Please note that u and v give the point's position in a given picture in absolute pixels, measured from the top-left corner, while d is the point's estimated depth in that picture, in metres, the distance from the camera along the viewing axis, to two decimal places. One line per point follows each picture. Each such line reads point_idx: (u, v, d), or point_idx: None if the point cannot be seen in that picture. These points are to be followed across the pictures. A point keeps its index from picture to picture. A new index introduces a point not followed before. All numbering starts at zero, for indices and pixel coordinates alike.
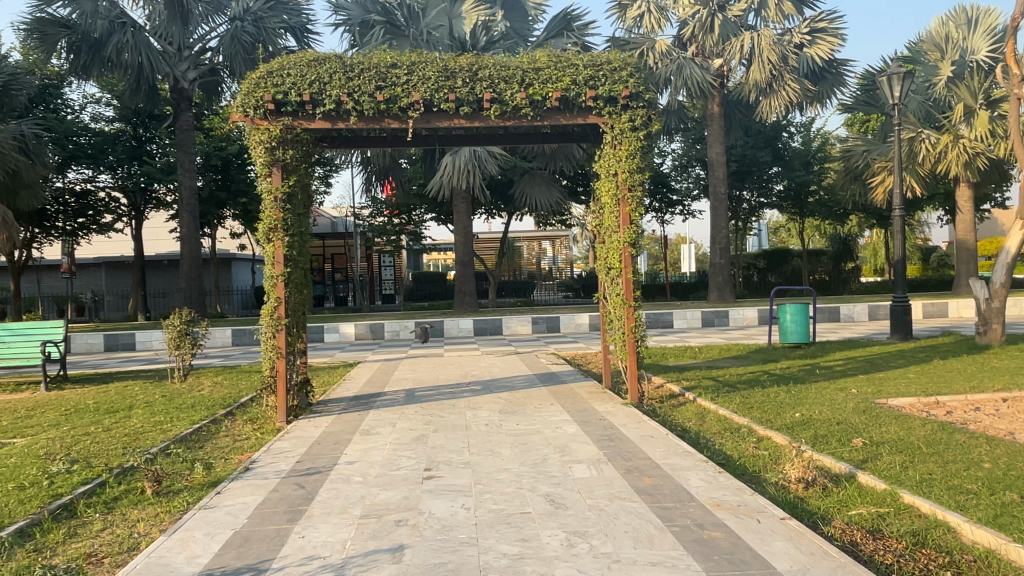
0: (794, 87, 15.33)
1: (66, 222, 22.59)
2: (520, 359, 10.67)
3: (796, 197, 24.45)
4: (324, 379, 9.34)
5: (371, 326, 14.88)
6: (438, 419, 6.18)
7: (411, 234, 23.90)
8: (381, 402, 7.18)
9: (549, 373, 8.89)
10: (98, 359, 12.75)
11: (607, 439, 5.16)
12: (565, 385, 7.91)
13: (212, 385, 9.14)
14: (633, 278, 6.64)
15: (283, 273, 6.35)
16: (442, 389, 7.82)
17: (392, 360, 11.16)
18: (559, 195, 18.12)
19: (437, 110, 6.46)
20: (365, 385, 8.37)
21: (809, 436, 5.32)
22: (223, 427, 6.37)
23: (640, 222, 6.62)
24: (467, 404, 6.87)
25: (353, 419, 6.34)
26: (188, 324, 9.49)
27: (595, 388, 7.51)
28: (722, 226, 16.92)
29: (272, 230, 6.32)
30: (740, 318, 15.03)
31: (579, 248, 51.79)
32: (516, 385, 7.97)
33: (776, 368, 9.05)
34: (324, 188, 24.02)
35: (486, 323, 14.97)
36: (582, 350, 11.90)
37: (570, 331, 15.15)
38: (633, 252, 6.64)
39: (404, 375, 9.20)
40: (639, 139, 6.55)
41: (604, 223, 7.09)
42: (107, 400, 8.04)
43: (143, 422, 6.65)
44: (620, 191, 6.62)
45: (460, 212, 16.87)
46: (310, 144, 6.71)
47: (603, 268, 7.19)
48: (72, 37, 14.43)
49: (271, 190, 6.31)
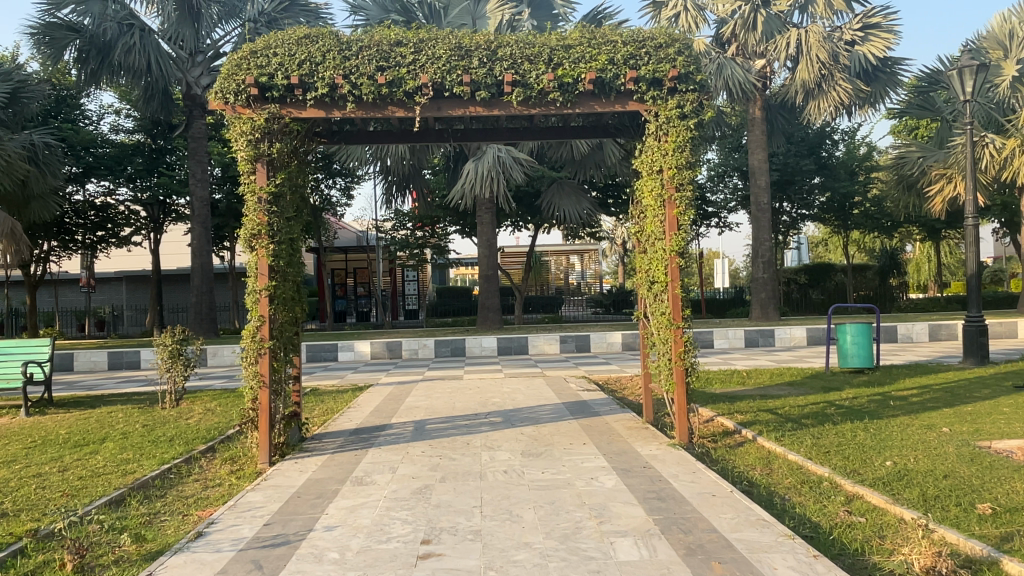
0: (846, 87, 14.12)
1: (85, 235, 22.18)
2: (547, 383, 9.60)
3: (840, 209, 23.10)
4: (328, 406, 8.37)
5: (388, 345, 13.96)
6: (448, 462, 5.14)
7: (434, 247, 23.02)
8: (384, 438, 6.15)
9: (580, 402, 7.80)
10: (98, 378, 12.01)
11: (656, 499, 4.07)
12: (599, 417, 6.80)
13: (203, 411, 8.25)
14: (681, 295, 5.55)
15: (268, 287, 5.42)
16: (456, 422, 6.77)
17: (406, 383, 10.17)
18: (588, 207, 17.17)
19: (449, 94, 5.48)
20: (370, 415, 7.37)
21: (917, 497, 4.17)
22: (196, 471, 5.41)
23: (690, 228, 5.55)
24: (483, 442, 5.82)
25: (348, 462, 5.32)
26: (181, 343, 8.63)
27: (634, 423, 6.40)
28: (764, 238, 15.71)
29: (255, 236, 5.41)
30: (787, 338, 13.82)
31: (610, 261, 50.54)
32: (542, 418, 6.89)
33: (842, 399, 7.86)
34: (345, 201, 23.33)
35: (511, 341, 13.98)
36: (616, 373, 10.80)
37: (601, 351, 14.05)
38: (681, 263, 5.55)
39: (417, 402, 8.18)
40: (690, 128, 5.48)
41: (646, 230, 6.02)
42: (81, 430, 7.12)
43: (108, 460, 5.70)
44: (665, 190, 5.55)
45: (484, 224, 16.02)
46: (302, 138, 5.80)
47: (644, 283, 6.14)
48: (80, 43, 13.64)
49: (254, 189, 5.41)
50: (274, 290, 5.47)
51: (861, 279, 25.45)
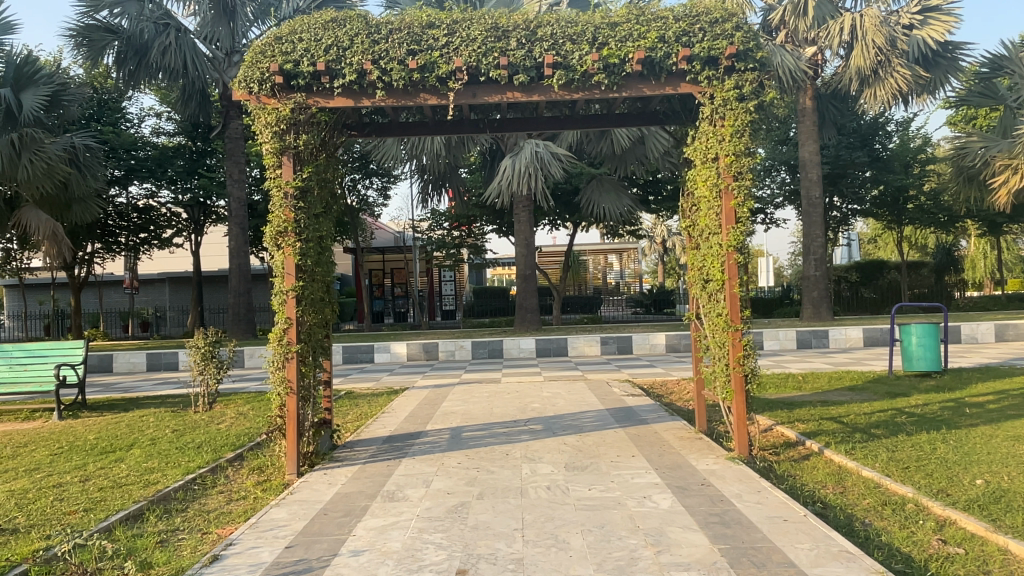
0: (905, 73, 13.26)
1: (128, 237, 22.45)
2: (589, 387, 9.15)
3: (893, 203, 22.11)
4: (362, 410, 8.06)
5: (425, 346, 13.68)
6: (486, 476, 4.75)
7: (472, 247, 22.72)
8: (419, 447, 5.79)
9: (625, 408, 7.34)
10: (134, 380, 11.96)
11: (720, 524, 3.61)
12: (647, 426, 6.34)
13: (235, 415, 8.01)
14: (740, 294, 5.06)
15: (295, 287, 5.08)
16: (494, 429, 6.38)
17: (442, 387, 9.83)
18: (629, 203, 16.66)
19: (485, 79, 5.10)
20: (405, 421, 7.03)
21: (1023, 524, 3.65)
22: (221, 483, 5.11)
23: (749, 221, 5.06)
24: (523, 452, 5.42)
25: (380, 473, 4.98)
26: (213, 345, 8.42)
27: (687, 433, 5.94)
28: (816, 234, 15.00)
29: (281, 234, 5.10)
30: (842, 339, 13.13)
31: (650, 258, 49.64)
32: (586, 425, 6.45)
33: (911, 406, 7.25)
34: (382, 201, 23.17)
35: (550, 342, 13.57)
36: (661, 376, 10.30)
37: (643, 352, 13.54)
38: (740, 260, 5.06)
39: (454, 407, 7.81)
40: (749, 111, 5.00)
41: (698, 223, 5.55)
42: (109, 435, 6.95)
43: (131, 469, 5.46)
44: (721, 180, 5.07)
45: (522, 223, 15.63)
46: (330, 129, 5.48)
47: (696, 282, 5.68)
48: (118, 45, 13.66)
49: (280, 184, 5.09)
50: (301, 290, 5.13)
51: (916, 276, 24.39)
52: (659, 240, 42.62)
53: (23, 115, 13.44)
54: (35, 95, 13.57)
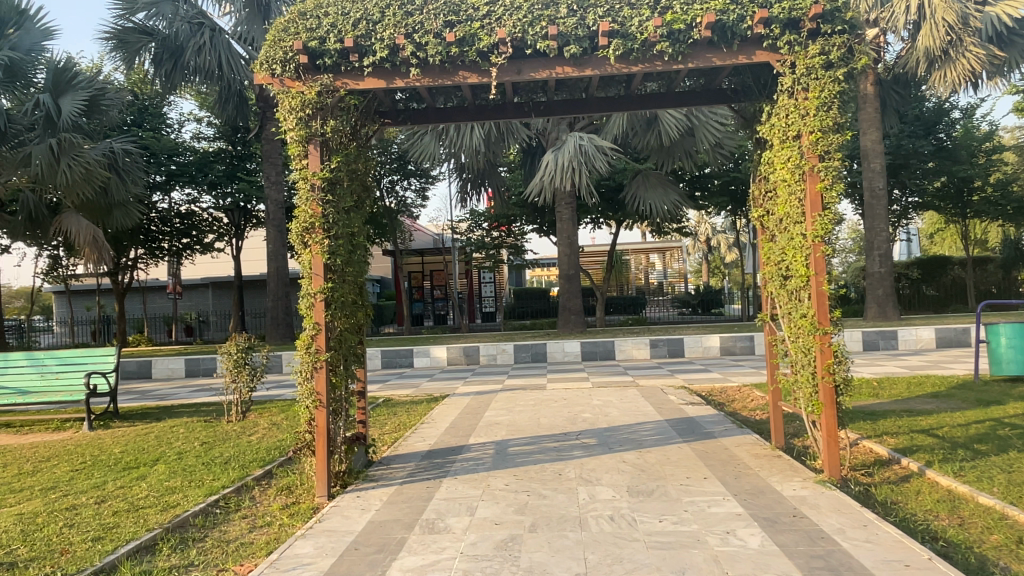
0: (978, 53, 12.08)
1: (172, 242, 22.55)
2: (642, 394, 8.51)
3: (958, 194, 20.91)
4: (401, 420, 7.56)
5: (465, 349, 13.18)
6: (538, 502, 4.18)
7: (512, 248, 22.23)
8: (462, 464, 5.24)
9: (686, 419, 6.69)
10: (172, 387, 11.72)
11: (827, 571, 2.97)
12: (715, 441, 5.69)
13: (268, 425, 7.59)
14: (828, 292, 4.40)
15: (324, 289, 4.57)
16: (544, 444, 5.80)
17: (485, 394, 9.29)
18: (676, 199, 15.92)
19: (531, 52, 4.53)
20: (446, 433, 6.50)
21: None
22: (244, 506, 4.63)
23: (838, 207, 4.40)
24: (579, 473, 4.82)
25: (419, 496, 4.44)
26: (246, 351, 8.03)
27: (762, 450, 5.27)
28: (880, 229, 14.05)
29: (307, 231, 4.61)
30: (912, 340, 12.24)
31: (694, 257, 48.47)
32: (645, 439, 5.84)
33: (1012, 416, 6.44)
34: (420, 202, 22.79)
35: (596, 345, 12.93)
36: (718, 382, 9.58)
37: (695, 355, 12.83)
38: (827, 253, 4.40)
39: (498, 417, 7.26)
40: (837, 80, 4.34)
41: (774, 212, 4.91)
42: (136, 449, 6.58)
43: (151, 489, 5.03)
44: (804, 162, 4.43)
45: (564, 220, 15.04)
46: (360, 114, 5.00)
47: (773, 279, 5.04)
48: (155, 47, 13.52)
49: (306, 175, 4.61)
50: (331, 293, 4.62)
51: (982, 272, 23.06)
52: (702, 238, 41.55)
53: (61, 121, 13.23)
54: (74, 101, 13.36)
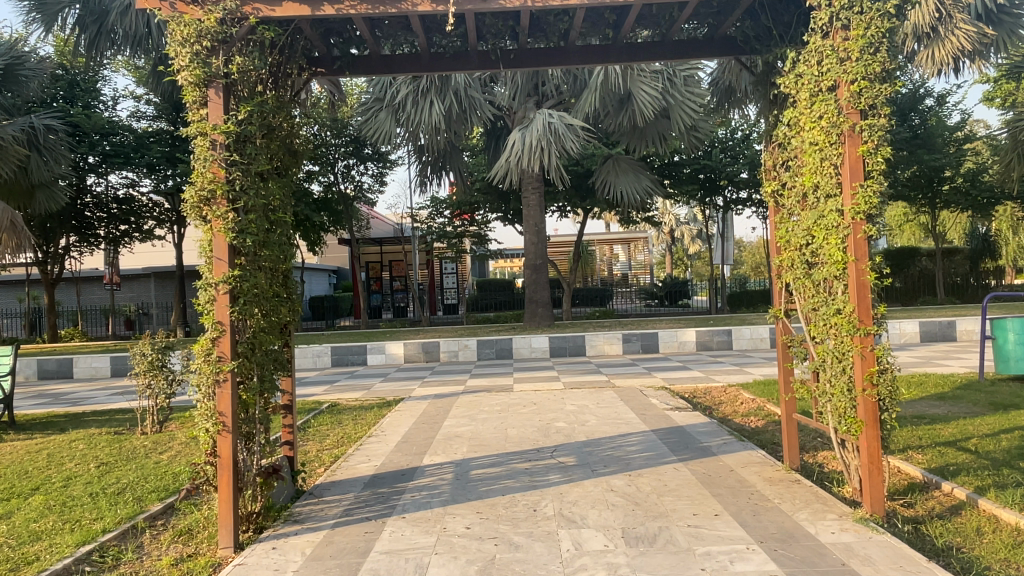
0: (968, 29, 11.36)
1: (109, 227, 20.90)
2: (620, 398, 7.59)
3: (928, 185, 20.56)
4: (345, 432, 6.50)
5: (424, 346, 12.15)
6: (507, 556, 3.19)
7: (475, 237, 21.20)
8: (413, 495, 4.23)
9: (676, 430, 5.77)
10: (91, 389, 10.40)
11: None
12: (715, 459, 4.77)
13: (186, 440, 6.44)
14: (870, 282, 3.52)
15: (229, 279, 3.52)
16: (514, 465, 4.82)
17: (444, 397, 8.27)
18: (648, 184, 15.09)
19: None
20: (396, 450, 5.46)
21: None
22: (123, 563, 3.54)
23: (883, 175, 3.53)
24: (558, 508, 3.85)
25: (354, 546, 3.42)
26: (164, 352, 6.88)
27: (776, 472, 4.38)
28: None
29: (206, 203, 3.54)
30: (896, 334, 11.60)
31: (657, 248, 47.98)
32: (633, 457, 4.90)
33: None
34: (378, 188, 21.49)
35: (565, 341, 12.03)
36: (701, 382, 8.72)
37: (671, 351, 12.01)
38: (869, 233, 3.51)
39: (459, 428, 6.25)
40: (885, 14, 3.48)
41: (796, 184, 4.02)
42: (15, 473, 5.39)
43: (8, 536, 3.89)
44: (840, 118, 3.54)
45: (531, 206, 14.05)
46: (280, 52, 3.97)
47: (790, 267, 4.17)
48: (78, 9, 12.04)
49: (205, 128, 3.54)
50: (239, 283, 3.57)
51: (950, 263, 22.81)
52: (666, 229, 41.03)
53: None
54: None
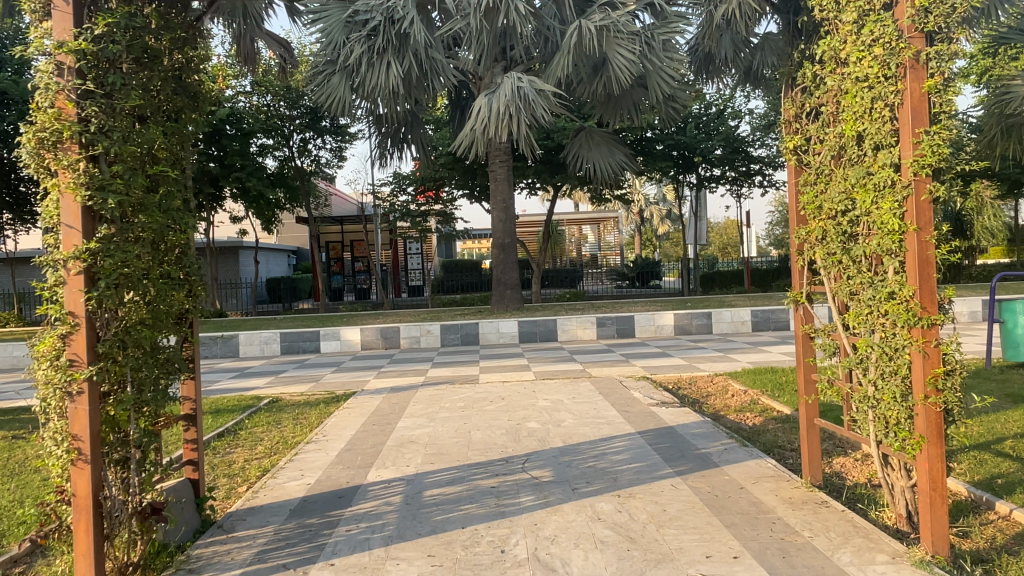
0: None
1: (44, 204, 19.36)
2: (598, 390, 6.79)
3: None
4: (282, 437, 5.57)
5: (383, 331, 11.21)
6: None
7: (439, 215, 20.17)
8: (349, 529, 3.33)
9: (667, 431, 4.97)
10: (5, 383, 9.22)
11: None
12: (718, 473, 3.96)
13: None
14: (935, 256, 2.73)
15: (83, 254, 2.58)
16: (478, 482, 3.97)
17: (401, 390, 7.36)
18: (622, 158, 14.26)
19: None
20: (337, 462, 4.57)
21: None
22: None
23: (949, 118, 2.74)
24: (534, 547, 3.01)
25: None
26: None
27: (796, 491, 3.61)
28: None
29: (49, 148, 2.59)
30: None
31: (626, 229, 47.16)
32: (621, 470, 4.08)
33: None
34: (337, 163, 20.28)
35: (535, 325, 11.21)
36: (684, 370, 7.94)
37: (647, 336, 11.27)
38: (934, 196, 2.72)
39: (415, 431, 5.36)
40: None
41: (830, 137, 3.24)
42: None
43: None
44: (898, 44, 2.75)
45: (499, 180, 13.10)
46: None
47: (820, 241, 3.37)
48: None
49: (45, 45, 2.59)
50: (99, 260, 2.63)
51: None
52: (635, 210, 40.30)
53: None
54: None
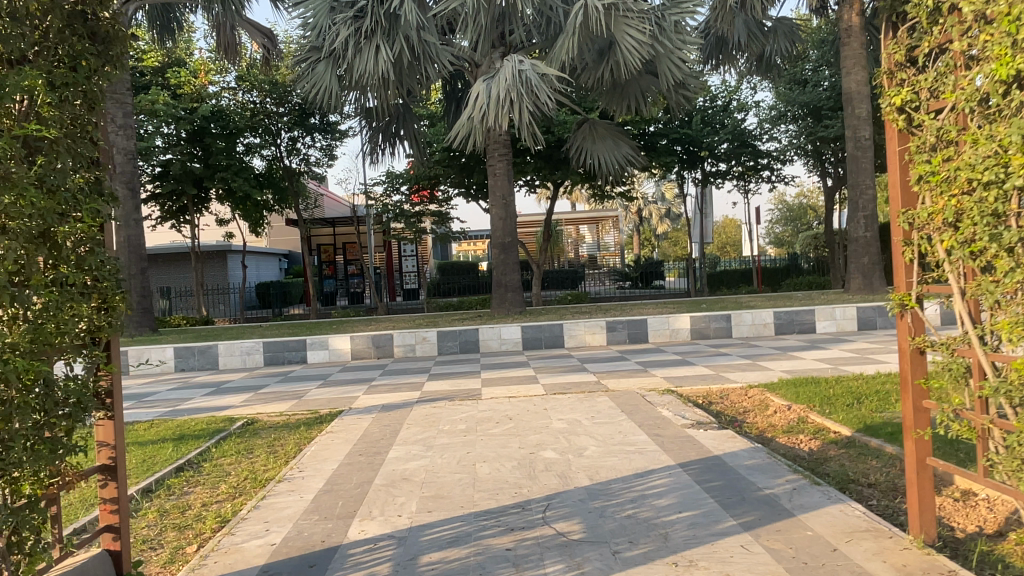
0: None
1: None
2: (619, 407, 5.92)
3: None
4: (252, 471, 4.69)
5: (375, 339, 10.33)
6: None
7: (434, 215, 19.32)
8: None
9: (714, 464, 4.10)
10: None
11: None
12: (798, 526, 3.09)
13: None
14: None
15: None
16: (490, 540, 3.09)
17: (394, 408, 6.49)
18: (628, 151, 13.40)
19: None
20: (312, 510, 3.69)
21: None
22: None
23: None
24: None
25: None
26: None
27: (910, 556, 2.74)
28: (867, 184, 12.57)
29: None
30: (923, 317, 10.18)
31: (625, 229, 46.26)
32: (670, 522, 3.20)
33: None
34: (326, 162, 19.41)
35: (540, 331, 10.34)
36: (711, 381, 7.07)
37: (662, 341, 10.43)
38: None
39: (409, 464, 4.48)
40: None
41: (966, 83, 2.40)
42: None
43: None
44: None
45: (498, 176, 12.22)
46: None
47: (950, 226, 2.51)
48: None
49: None
50: None
51: None
52: (633, 209, 39.52)
53: None
54: None
